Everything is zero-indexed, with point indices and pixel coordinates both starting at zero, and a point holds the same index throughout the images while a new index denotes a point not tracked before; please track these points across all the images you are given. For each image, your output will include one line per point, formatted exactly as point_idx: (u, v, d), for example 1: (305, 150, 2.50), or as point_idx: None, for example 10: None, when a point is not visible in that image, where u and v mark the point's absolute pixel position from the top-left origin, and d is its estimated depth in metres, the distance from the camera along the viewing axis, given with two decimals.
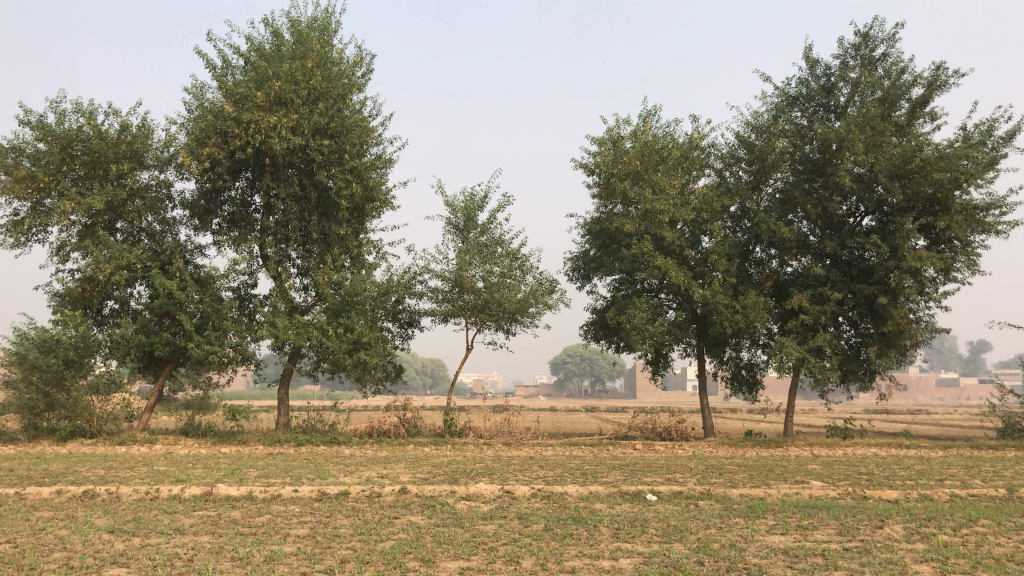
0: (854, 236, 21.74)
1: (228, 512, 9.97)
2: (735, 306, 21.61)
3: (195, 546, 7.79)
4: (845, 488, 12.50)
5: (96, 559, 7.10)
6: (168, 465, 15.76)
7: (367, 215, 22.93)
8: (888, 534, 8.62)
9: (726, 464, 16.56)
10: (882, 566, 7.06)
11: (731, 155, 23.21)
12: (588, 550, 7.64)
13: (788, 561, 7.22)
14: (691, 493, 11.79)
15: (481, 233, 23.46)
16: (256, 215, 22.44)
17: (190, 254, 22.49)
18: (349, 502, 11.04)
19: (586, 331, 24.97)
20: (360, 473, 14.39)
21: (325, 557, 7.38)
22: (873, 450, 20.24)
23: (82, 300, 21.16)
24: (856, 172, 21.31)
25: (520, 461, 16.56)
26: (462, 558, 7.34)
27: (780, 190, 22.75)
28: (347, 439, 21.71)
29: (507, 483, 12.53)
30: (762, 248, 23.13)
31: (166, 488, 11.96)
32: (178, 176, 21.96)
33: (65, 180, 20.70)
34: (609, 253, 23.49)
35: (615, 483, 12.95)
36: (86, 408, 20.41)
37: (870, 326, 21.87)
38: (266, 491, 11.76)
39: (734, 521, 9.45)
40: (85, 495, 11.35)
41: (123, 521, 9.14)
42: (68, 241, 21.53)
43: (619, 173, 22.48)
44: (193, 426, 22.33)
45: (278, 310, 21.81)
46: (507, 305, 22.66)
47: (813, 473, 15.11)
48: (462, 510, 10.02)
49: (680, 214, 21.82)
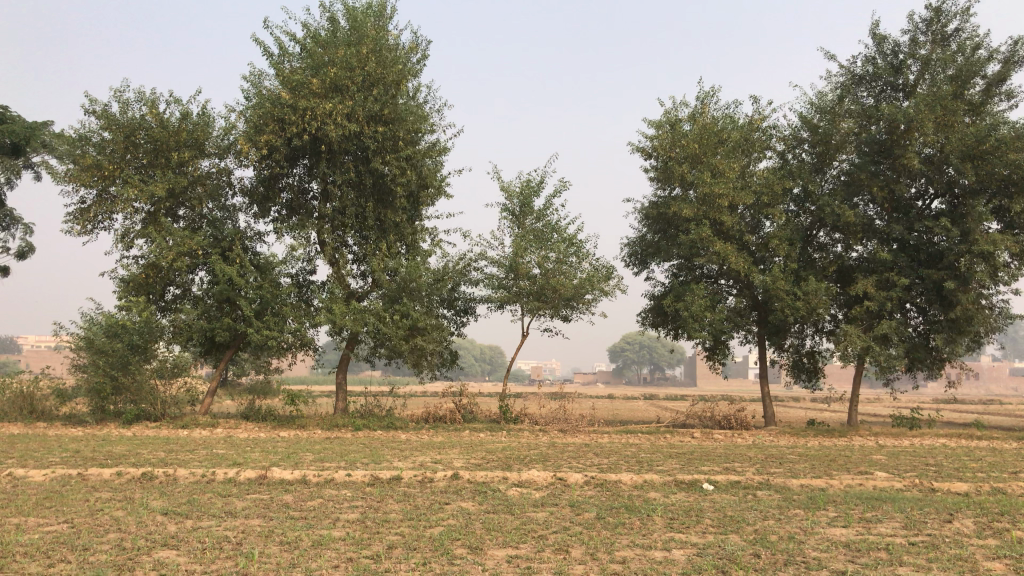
0: (923, 219, 20.96)
1: (281, 495, 10.02)
2: (796, 293, 21.01)
3: (245, 529, 7.80)
4: (912, 480, 12.05)
5: (147, 541, 7.14)
6: (227, 448, 16.00)
7: (423, 201, 22.92)
8: (958, 529, 8.21)
9: (787, 454, 16.14)
10: (950, 562, 6.68)
11: (794, 137, 22.54)
12: (640, 540, 7.43)
13: (849, 555, 6.90)
14: (749, 483, 11.47)
15: (538, 219, 23.25)
16: (314, 201, 22.62)
17: (249, 240, 22.79)
18: (401, 487, 11.01)
19: (644, 317, 24.64)
20: (414, 458, 14.39)
21: (372, 542, 7.29)
22: (943, 441, 19.53)
23: (146, 286, 21.59)
24: (926, 154, 20.50)
25: (575, 447, 16.36)
26: (511, 545, 7.19)
27: (845, 172, 22.02)
28: (403, 424, 21.79)
29: (561, 470, 12.36)
30: (825, 232, 22.52)
31: (222, 471, 12.12)
32: (238, 163, 22.25)
33: (129, 168, 21.10)
34: (667, 238, 23.10)
35: (671, 472, 12.66)
36: (150, 392, 20.90)
37: (939, 312, 21.09)
38: (319, 475, 11.81)
39: (794, 513, 9.14)
40: (144, 477, 11.54)
41: (179, 503, 9.25)
42: (132, 228, 22.00)
43: (677, 156, 22.05)
44: (253, 411, 22.68)
45: (335, 296, 21.95)
46: (563, 291, 22.45)
47: (878, 463, 14.63)
48: (513, 497, 9.90)
49: (740, 197, 21.29)
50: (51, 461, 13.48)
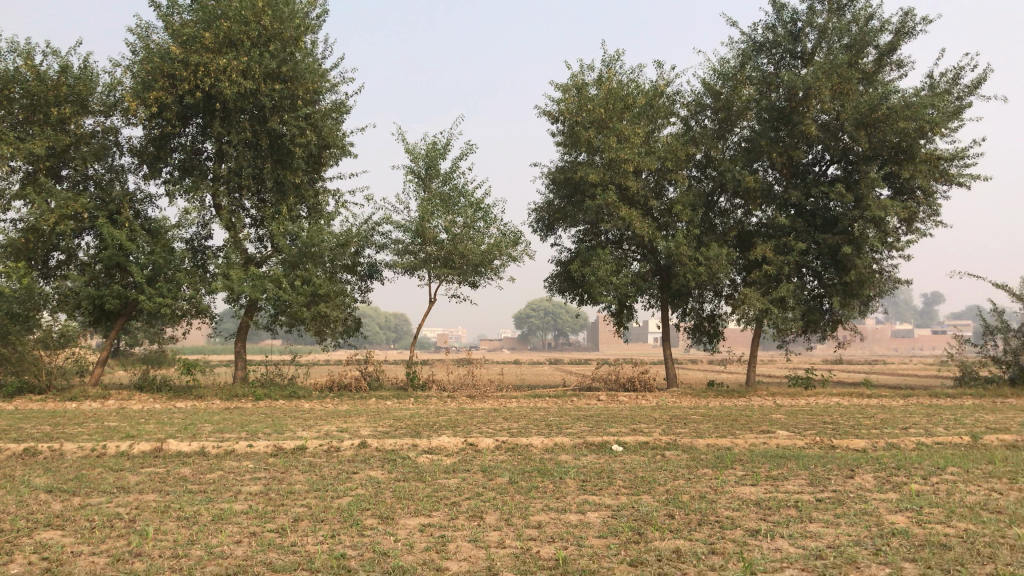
0: (819, 185, 21.53)
1: (177, 468, 9.52)
2: (699, 258, 21.33)
3: (139, 505, 7.31)
4: (812, 438, 12.40)
5: (28, 522, 6.60)
6: (119, 420, 15.25)
7: (324, 162, 22.23)
8: (860, 485, 8.43)
9: (691, 414, 16.47)
10: (857, 517, 6.82)
11: (697, 103, 22.76)
12: (554, 504, 7.31)
13: (761, 513, 6.97)
14: (657, 444, 11.57)
15: (444, 182, 22.87)
16: (208, 162, 21.61)
17: (140, 203, 21.65)
18: (305, 457, 10.64)
19: (550, 283, 24.70)
20: (319, 427, 13.98)
21: (277, 515, 6.95)
22: (836, 400, 20.31)
23: (25, 251, 20.19)
24: (822, 121, 20.98)
25: (484, 412, 16.26)
26: (422, 514, 6.96)
27: (746, 138, 22.40)
28: (307, 393, 21.26)
29: (471, 436, 12.19)
30: (727, 198, 22.94)
31: (113, 444, 11.46)
32: (126, 121, 21.01)
33: (3, 124, 19.65)
34: (574, 202, 23.09)
35: (581, 434, 12.66)
36: (34, 362, 19.75)
37: (834, 276, 21.78)
38: (219, 447, 11.31)
39: (703, 472, 9.23)
40: (26, 454, 10.78)
41: (64, 480, 8.63)
42: (9, 190, 20.58)
43: (583, 120, 21.99)
44: (147, 381, 21.73)
45: (232, 262, 21.11)
46: (470, 257, 22.19)
47: (778, 422, 15.05)
48: (423, 463, 9.70)
49: (645, 162, 21.39)
50: None
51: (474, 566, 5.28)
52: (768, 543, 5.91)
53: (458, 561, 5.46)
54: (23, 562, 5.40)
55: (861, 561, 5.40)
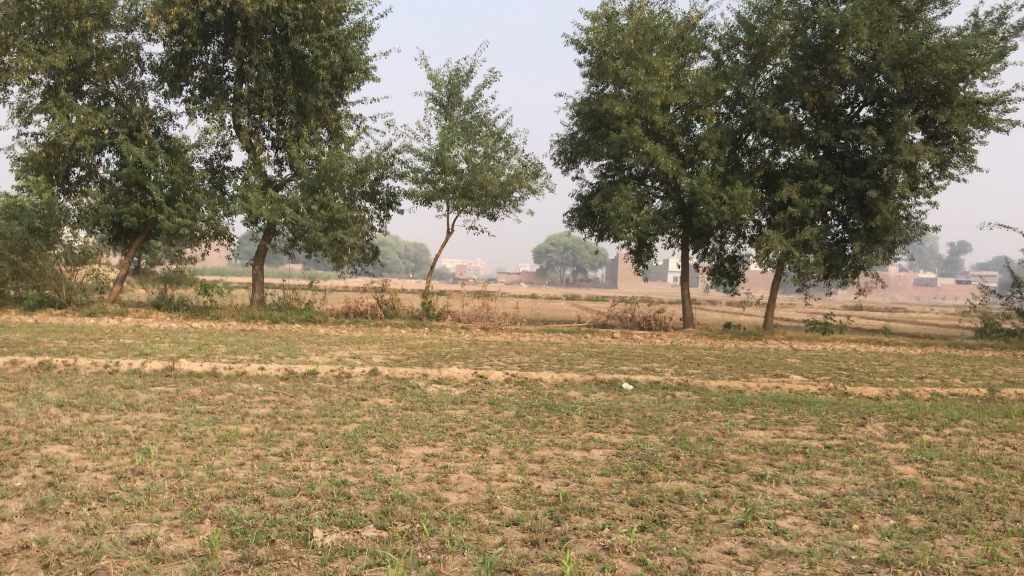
0: (850, 126, 20.98)
1: (188, 388, 9.59)
2: (722, 197, 20.96)
3: (146, 423, 7.35)
4: (826, 383, 12.32)
5: (36, 435, 6.62)
6: (135, 338, 15.41)
7: (346, 86, 21.89)
8: (871, 433, 8.34)
9: (705, 355, 16.40)
10: (866, 466, 6.73)
11: (730, 38, 22.10)
12: (560, 439, 7.27)
13: (768, 458, 6.89)
14: (668, 383, 11.53)
15: (466, 110, 22.52)
16: (229, 82, 21.33)
17: (160, 121, 21.50)
18: (315, 381, 10.69)
19: (570, 217, 24.50)
20: (332, 353, 14.06)
21: (282, 439, 6.96)
22: (853, 346, 20.14)
23: (47, 165, 20.19)
24: (859, 60, 20.33)
25: (497, 345, 16.29)
26: (427, 443, 6.94)
27: (778, 76, 21.77)
28: (323, 318, 21.34)
29: (482, 367, 12.21)
30: (755, 136, 22.45)
31: (127, 361, 11.56)
32: (147, 37, 20.75)
33: (24, 36, 19.38)
34: (598, 136, 22.70)
35: (592, 371, 12.64)
36: (54, 277, 19.90)
37: (859, 221, 21.39)
38: (231, 368, 11.38)
39: (712, 414, 9.16)
40: (41, 367, 10.90)
41: (76, 395, 8.70)
42: (30, 103, 20.48)
43: (611, 51, 21.48)
44: (165, 300, 21.88)
45: (251, 184, 20.98)
46: (489, 188, 21.93)
47: (792, 367, 14.97)
48: (432, 393, 9.73)
49: (673, 97, 20.90)
50: None
51: (473, 498, 5.24)
52: (773, 489, 5.85)
53: (459, 493, 5.43)
54: (27, 474, 5.43)
55: (866, 511, 5.31)
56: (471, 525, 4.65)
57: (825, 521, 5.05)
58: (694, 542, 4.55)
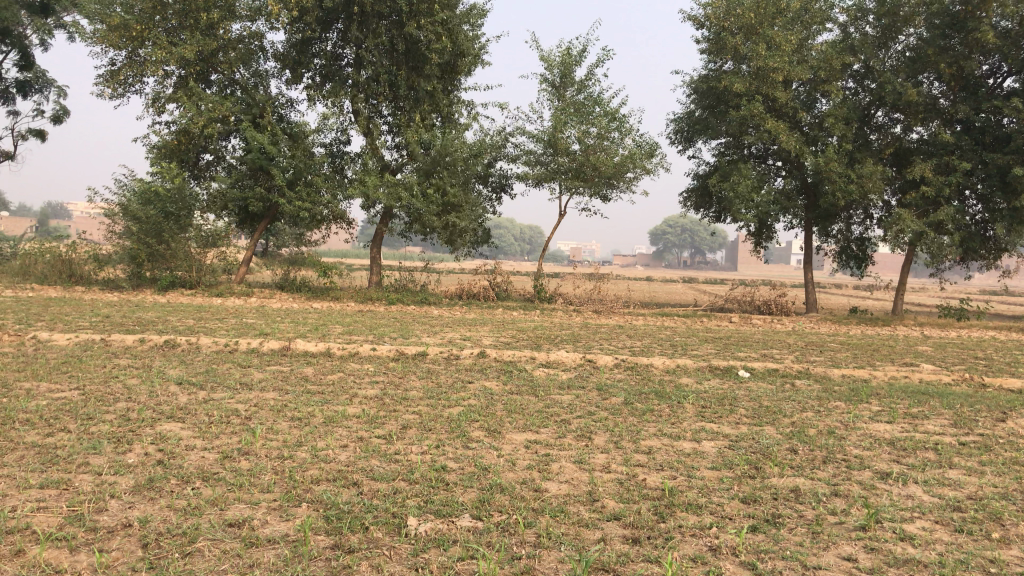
0: (992, 99, 19.50)
1: (301, 368, 9.79)
2: (850, 175, 19.89)
3: (257, 402, 7.51)
4: (961, 374, 11.48)
5: (154, 412, 6.84)
6: (257, 317, 15.94)
7: (459, 70, 21.91)
8: (1012, 430, 7.65)
9: (828, 341, 15.63)
10: (1006, 466, 6.14)
11: (859, 8, 20.85)
12: (668, 429, 6.99)
13: (894, 454, 6.40)
14: (787, 371, 11.00)
15: (578, 90, 22.22)
16: (347, 68, 21.71)
17: (282, 108, 22.11)
18: (425, 363, 10.74)
19: (686, 198, 23.89)
20: (443, 334, 14.13)
21: (387, 421, 6.95)
22: (991, 334, 18.86)
23: (179, 152, 21.07)
24: (1002, 27, 18.86)
25: (609, 328, 16.04)
26: (531, 430, 6.78)
27: (912, 47, 20.38)
28: (437, 300, 21.56)
29: (591, 351, 11.98)
30: (885, 112, 21.20)
31: (245, 340, 11.90)
32: (270, 26, 21.27)
33: (158, 29, 20.16)
34: (716, 113, 21.95)
35: (705, 356, 12.22)
36: (185, 258, 20.84)
37: (1001, 200, 19.88)
38: (344, 348, 11.58)
39: (834, 405, 8.64)
40: (165, 345, 11.38)
41: (195, 373, 9.01)
42: (164, 93, 21.39)
43: (730, 26, 20.71)
44: (288, 281, 22.58)
45: (368, 168, 21.31)
46: (603, 169, 21.56)
47: (923, 354, 14.09)
48: (539, 377, 9.59)
49: (796, 72, 19.94)
50: (79, 325, 13.39)
51: (575, 490, 5.04)
52: (899, 489, 5.40)
53: (560, 483, 5.24)
54: (140, 451, 5.59)
55: (1008, 518, 4.82)
56: (570, 520, 4.44)
57: (959, 528, 4.60)
58: (810, 545, 4.22)
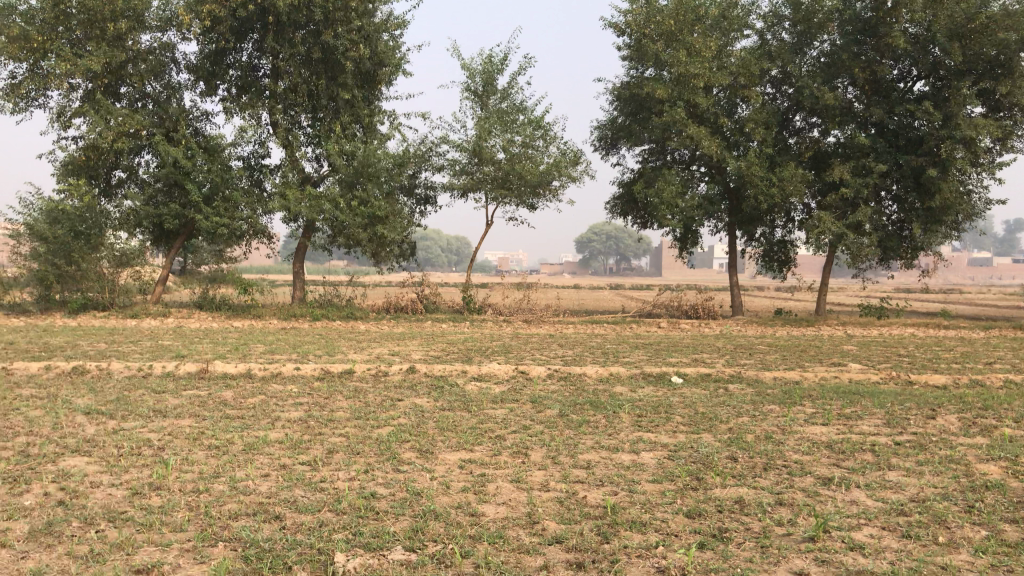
0: (904, 103, 20.05)
1: (221, 391, 9.29)
2: (771, 179, 20.18)
3: (172, 431, 7.03)
4: (887, 372, 11.63)
5: (56, 446, 6.32)
6: (174, 339, 15.24)
7: (380, 79, 21.53)
8: (943, 427, 7.68)
9: (757, 344, 15.77)
10: (943, 465, 6.12)
11: (775, 15, 21.21)
12: (606, 441, 6.79)
13: (834, 457, 6.32)
14: (720, 375, 10.96)
15: (501, 98, 22.09)
16: (263, 79, 21.09)
17: (196, 120, 21.36)
18: (352, 381, 10.34)
19: (612, 206, 23.97)
20: (371, 350, 13.70)
21: (312, 446, 6.57)
22: (909, 331, 19.34)
23: (87, 169, 20.14)
24: (911, 33, 19.42)
25: (540, 338, 15.86)
26: (465, 448, 6.50)
27: (826, 53, 20.82)
28: (364, 314, 21.07)
29: (523, 363, 11.73)
30: (802, 116, 21.64)
31: (160, 364, 11.29)
32: (181, 37, 20.53)
33: (61, 40, 19.22)
34: (639, 120, 22.07)
35: (638, 364, 12.10)
36: (97, 279, 19.91)
37: (915, 200, 20.45)
38: (266, 369, 11.07)
39: (769, 408, 8.59)
40: (73, 372, 10.71)
41: (105, 401, 8.46)
42: (69, 107, 20.44)
43: (651, 33, 20.84)
44: (207, 299, 21.77)
45: (289, 181, 20.75)
46: (528, 177, 21.45)
47: (849, 354, 14.28)
48: (471, 391, 9.31)
49: (716, 78, 20.17)
50: None
51: (513, 512, 4.78)
52: (843, 495, 5.29)
53: (497, 505, 4.97)
54: (39, 492, 5.12)
55: (953, 521, 4.74)
56: (510, 546, 4.18)
57: (906, 534, 4.50)
58: (760, 561, 4.05)
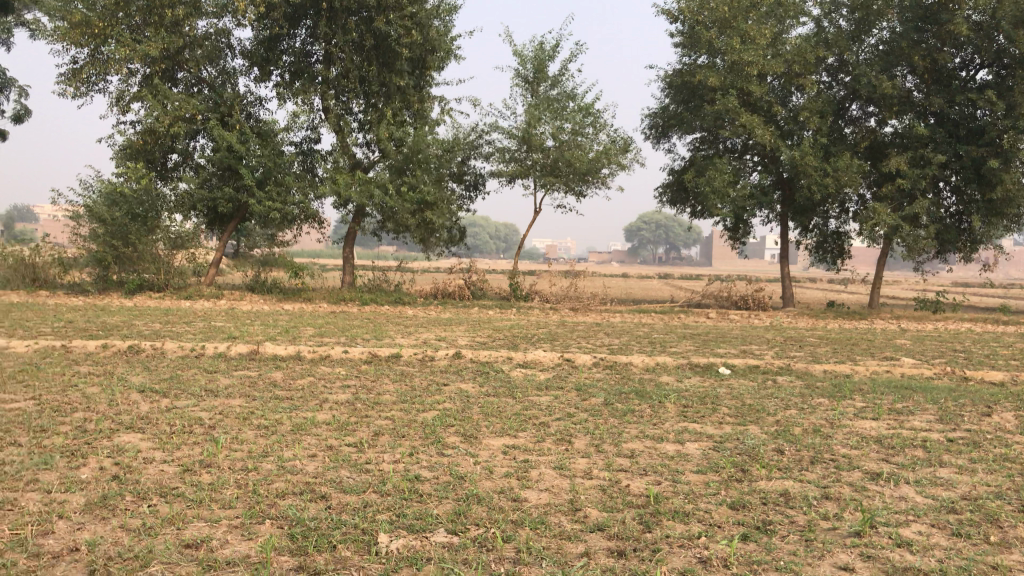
0: (966, 92, 19.50)
1: (270, 372, 9.46)
2: (825, 169, 19.81)
3: (222, 411, 7.18)
4: (942, 367, 11.38)
5: (112, 423, 6.50)
6: (226, 321, 15.54)
7: (430, 66, 21.60)
8: (998, 425, 7.49)
9: (807, 336, 15.53)
10: (997, 463, 5.99)
11: (832, 1, 20.76)
12: (651, 430, 6.77)
13: (883, 453, 6.21)
14: (768, 367, 10.83)
15: (552, 85, 22.01)
16: (316, 65, 21.30)
17: (251, 106, 21.66)
18: (399, 365, 10.43)
19: (662, 194, 23.76)
20: (418, 335, 13.82)
21: (358, 428, 6.65)
22: (966, 326, 18.87)
23: (145, 153, 20.57)
24: (974, 20, 18.86)
25: (586, 326, 15.84)
26: (509, 434, 6.52)
27: (885, 40, 20.33)
28: (412, 299, 21.23)
29: (569, 350, 11.72)
30: (859, 105, 21.17)
31: (212, 344, 11.53)
32: (236, 23, 20.81)
33: (121, 27, 19.62)
34: (691, 108, 21.81)
35: (684, 354, 12.02)
36: (153, 261, 20.36)
37: (975, 192, 19.90)
38: (314, 351, 11.24)
39: (817, 401, 8.47)
40: (129, 350, 11.00)
41: (159, 379, 8.66)
42: (128, 91, 20.88)
43: (704, 20, 20.55)
44: (258, 282, 22.14)
45: (339, 166, 20.96)
46: (577, 165, 21.38)
47: (903, 348, 13.99)
48: (516, 377, 9.34)
49: (770, 66, 19.83)
50: (40, 331, 12.93)
51: (555, 499, 4.79)
52: (892, 490, 5.20)
53: (540, 491, 4.99)
54: (95, 466, 5.28)
55: (1006, 520, 4.63)
56: (552, 532, 4.20)
57: (956, 532, 4.41)
58: (805, 555, 4.01)
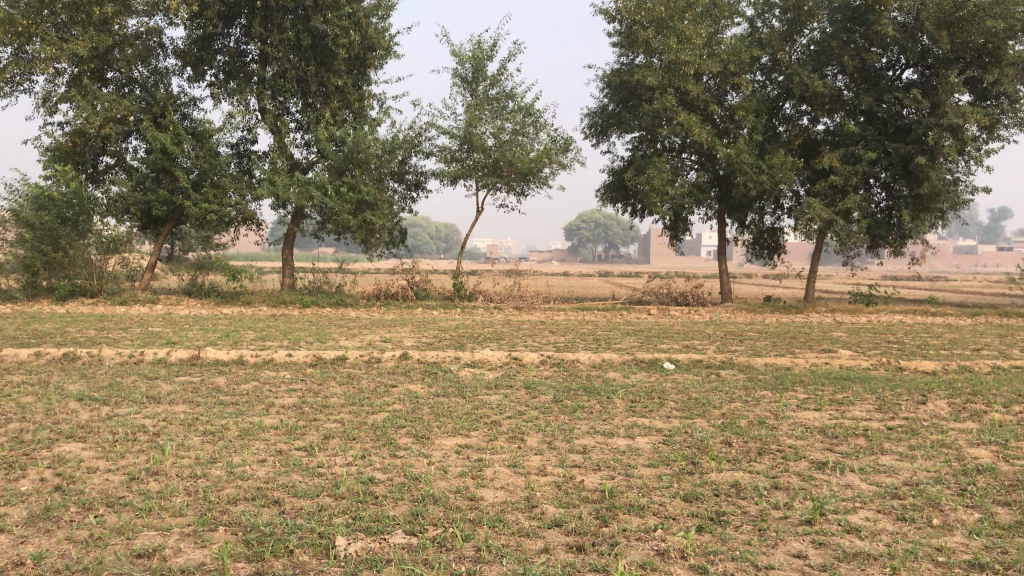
0: (893, 91, 20.10)
1: (213, 377, 9.27)
2: (761, 166, 20.22)
3: (166, 417, 7.01)
4: (878, 358, 11.71)
5: (51, 433, 6.30)
6: (164, 326, 15.17)
7: (370, 65, 21.41)
8: (933, 412, 7.75)
9: (747, 330, 15.82)
10: (934, 449, 6.19)
11: (764, 2, 21.21)
12: (602, 426, 6.82)
13: (827, 442, 6.37)
14: (712, 362, 11.02)
15: (491, 85, 22.02)
16: (252, 65, 20.95)
17: (184, 106, 21.18)
18: (345, 367, 10.32)
19: (602, 193, 23.98)
20: (363, 337, 13.69)
21: (308, 431, 6.56)
22: (898, 317, 19.45)
23: (74, 155, 19.95)
24: (900, 21, 19.46)
25: (531, 325, 15.89)
26: (460, 434, 6.51)
27: (816, 41, 20.87)
28: (354, 301, 21.02)
29: (516, 349, 11.73)
30: (792, 104, 21.66)
31: (151, 350, 11.24)
32: (168, 21, 20.34)
33: (46, 25, 19.00)
34: (629, 107, 22.04)
35: (629, 350, 12.16)
36: (84, 266, 19.76)
37: (903, 188, 20.54)
38: (258, 355, 11.05)
39: (761, 394, 8.65)
40: (64, 358, 10.66)
41: (97, 387, 8.42)
42: (56, 92, 20.24)
43: (641, 20, 20.80)
44: (196, 286, 21.67)
45: (277, 167, 20.64)
46: (518, 164, 21.44)
47: (839, 340, 14.35)
48: (464, 377, 9.33)
49: (706, 65, 20.16)
50: None
51: (511, 496, 4.80)
52: (838, 479, 5.34)
53: (496, 489, 4.99)
54: (35, 477, 5.10)
55: (946, 503, 4.80)
56: (510, 529, 4.21)
57: (901, 516, 4.55)
58: (758, 544, 4.09)
